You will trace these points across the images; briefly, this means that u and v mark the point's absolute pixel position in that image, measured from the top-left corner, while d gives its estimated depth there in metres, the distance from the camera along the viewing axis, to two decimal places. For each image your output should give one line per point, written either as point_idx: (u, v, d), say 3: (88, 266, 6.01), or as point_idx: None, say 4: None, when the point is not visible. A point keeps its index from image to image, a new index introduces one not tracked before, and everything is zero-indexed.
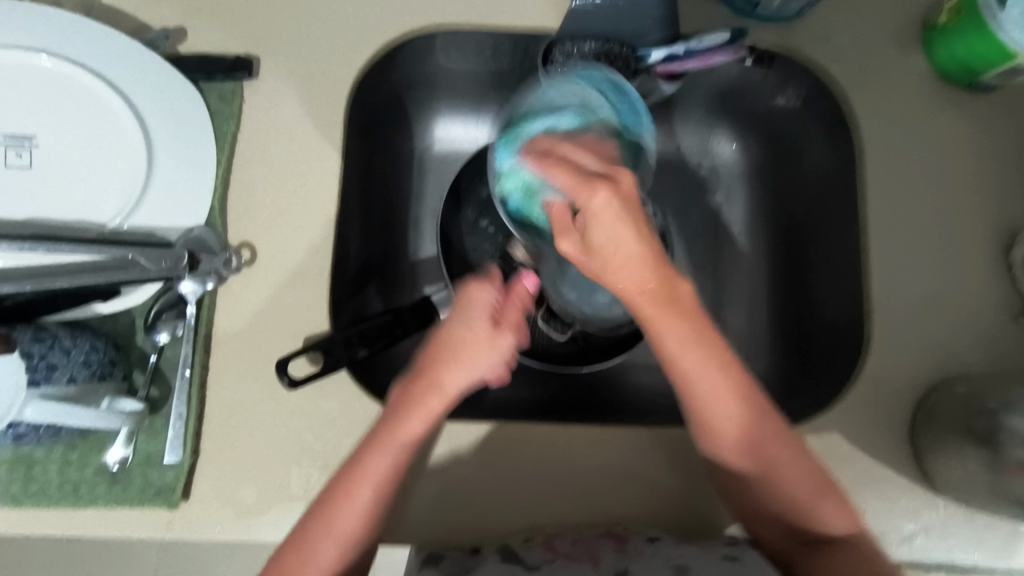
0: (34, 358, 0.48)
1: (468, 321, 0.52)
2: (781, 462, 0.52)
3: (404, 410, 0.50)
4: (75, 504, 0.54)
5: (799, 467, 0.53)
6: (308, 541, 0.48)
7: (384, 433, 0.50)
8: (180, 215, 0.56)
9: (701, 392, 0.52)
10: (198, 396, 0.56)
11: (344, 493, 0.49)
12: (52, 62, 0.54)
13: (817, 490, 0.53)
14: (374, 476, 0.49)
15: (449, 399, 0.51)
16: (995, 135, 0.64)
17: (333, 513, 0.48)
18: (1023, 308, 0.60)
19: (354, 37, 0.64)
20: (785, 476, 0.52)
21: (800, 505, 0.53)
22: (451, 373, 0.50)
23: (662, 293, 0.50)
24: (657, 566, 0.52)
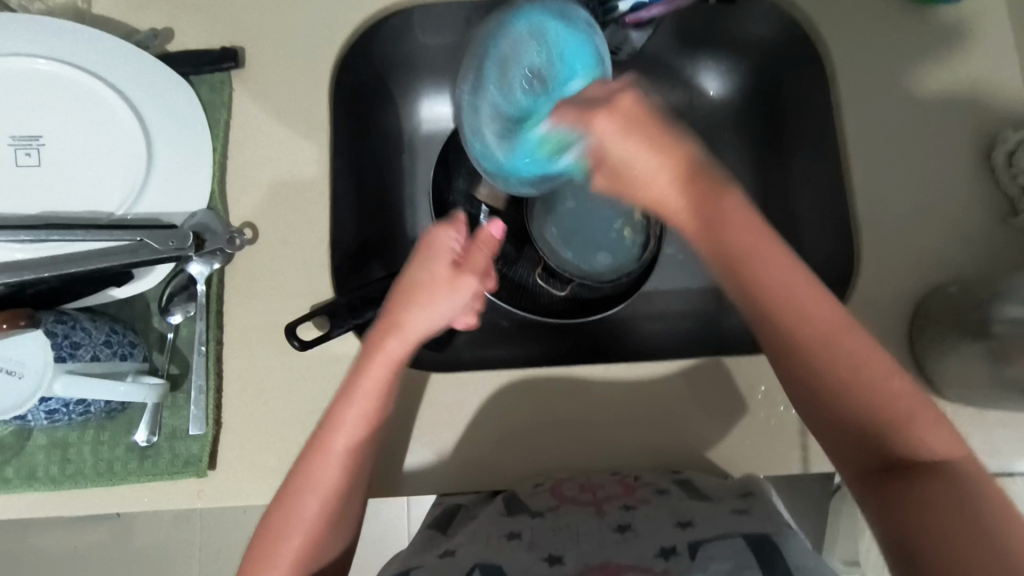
0: (58, 337, 0.51)
1: (427, 264, 0.54)
2: (852, 358, 0.45)
3: (370, 352, 0.53)
4: (108, 481, 0.56)
5: (875, 361, 0.44)
6: (294, 489, 0.50)
7: (352, 382, 0.52)
8: (183, 200, 0.59)
9: (755, 283, 0.46)
10: (215, 370, 0.58)
11: (322, 441, 0.51)
12: (51, 65, 0.57)
13: (905, 411, 0.43)
14: (347, 424, 0.51)
15: (412, 339, 0.53)
16: (965, 45, 0.65)
17: (311, 462, 0.51)
18: (1010, 209, 0.61)
19: (332, 19, 0.67)
20: (874, 400, 0.44)
21: (899, 431, 0.43)
22: (412, 314, 0.53)
23: (694, 193, 0.47)
24: (662, 515, 0.52)
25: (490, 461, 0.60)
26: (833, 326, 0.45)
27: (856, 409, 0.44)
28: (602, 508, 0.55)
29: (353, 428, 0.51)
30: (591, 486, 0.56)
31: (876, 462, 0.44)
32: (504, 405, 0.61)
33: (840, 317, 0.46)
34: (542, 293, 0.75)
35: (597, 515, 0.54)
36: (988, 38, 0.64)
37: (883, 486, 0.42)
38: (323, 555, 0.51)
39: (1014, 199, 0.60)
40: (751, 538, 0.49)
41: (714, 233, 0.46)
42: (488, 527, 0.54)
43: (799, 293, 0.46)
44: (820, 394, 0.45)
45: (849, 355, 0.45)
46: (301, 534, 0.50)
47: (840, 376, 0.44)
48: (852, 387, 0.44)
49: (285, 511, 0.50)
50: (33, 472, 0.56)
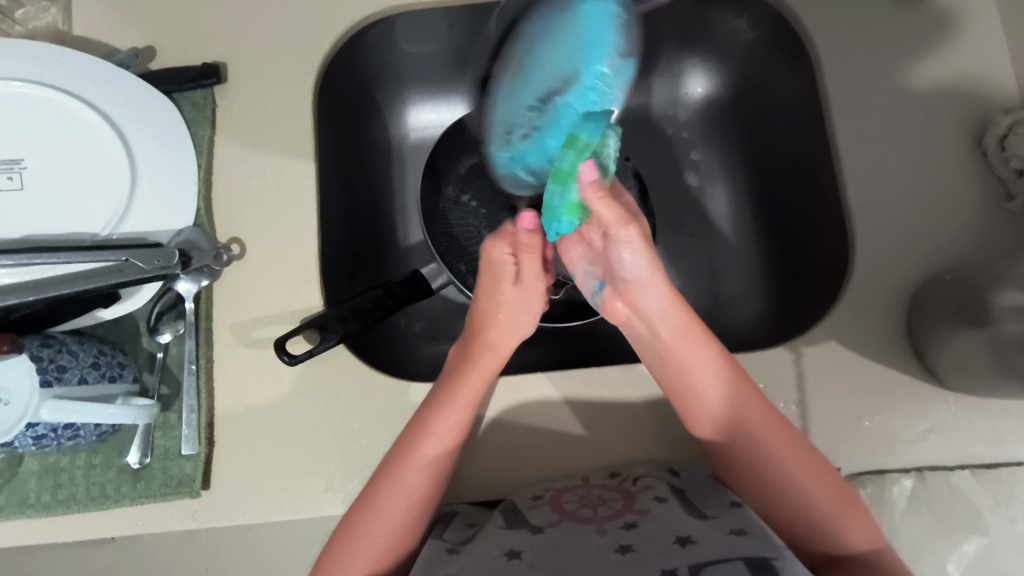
0: (44, 361, 0.50)
1: (499, 283, 0.60)
2: (783, 459, 0.52)
3: (464, 370, 0.57)
4: (101, 505, 0.55)
5: (801, 461, 0.52)
6: (374, 495, 0.53)
7: (442, 395, 0.56)
8: (169, 218, 0.59)
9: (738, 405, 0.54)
10: (206, 388, 0.58)
11: (413, 444, 0.54)
12: (27, 87, 0.57)
13: (837, 497, 0.51)
14: (438, 433, 0.54)
15: (500, 357, 0.59)
16: (950, 30, 0.64)
17: (403, 464, 0.53)
18: (1003, 193, 0.60)
19: (313, 31, 0.67)
20: (797, 486, 0.52)
21: (825, 514, 0.51)
22: (500, 335, 0.60)
23: (689, 332, 0.56)
24: (661, 534, 0.50)
25: (487, 470, 0.59)
26: (767, 430, 0.53)
27: (780, 494, 0.52)
28: (602, 526, 0.53)
29: (444, 441, 0.54)
30: (592, 502, 0.55)
31: (806, 556, 0.52)
32: (500, 412, 0.60)
33: (791, 445, 0.53)
34: None
35: (597, 534, 0.52)
36: (974, 22, 0.64)
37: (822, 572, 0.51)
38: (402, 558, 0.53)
39: (1008, 183, 0.60)
40: (753, 561, 0.45)
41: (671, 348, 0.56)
42: (486, 543, 0.51)
43: (753, 412, 0.54)
44: (767, 488, 0.53)
45: (787, 464, 0.52)
46: (388, 537, 0.52)
47: (767, 474, 0.53)
48: (788, 477, 0.52)
49: (365, 518, 0.52)
50: (25, 499, 0.56)
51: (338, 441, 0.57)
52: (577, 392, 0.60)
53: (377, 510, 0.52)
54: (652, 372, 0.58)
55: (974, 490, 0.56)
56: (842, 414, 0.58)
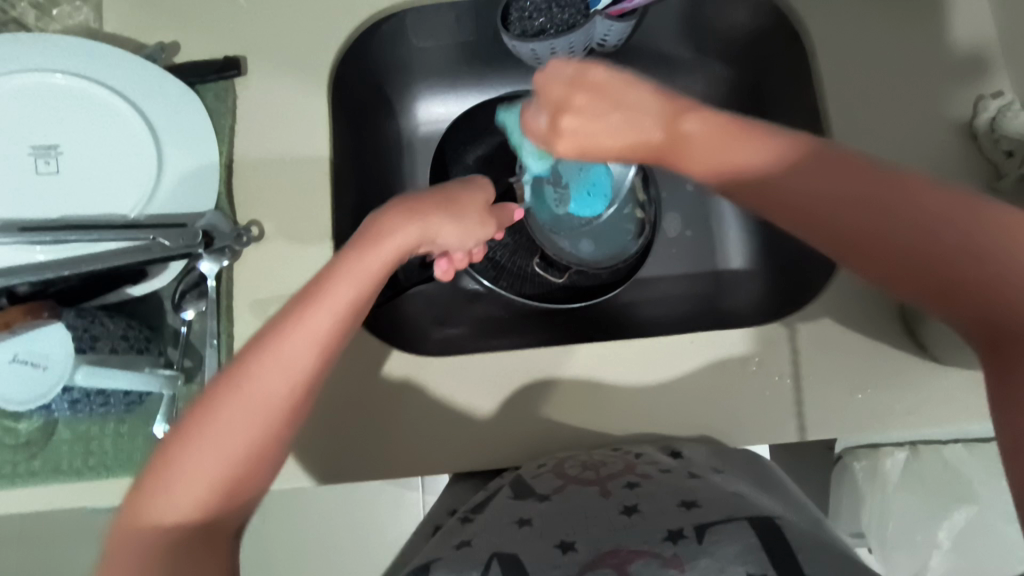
0: (78, 330, 0.54)
1: (451, 192, 0.52)
2: (925, 209, 0.37)
3: (326, 270, 0.45)
4: (129, 471, 0.59)
5: (943, 210, 0.37)
6: (209, 411, 0.41)
7: (312, 300, 0.43)
8: (193, 201, 0.62)
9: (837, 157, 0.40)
10: (227, 362, 0.61)
11: (255, 363, 0.41)
12: (67, 79, 0.61)
13: (1017, 242, 0.35)
14: (294, 342, 0.42)
15: (387, 258, 0.46)
16: (941, 19, 0.66)
17: (236, 384, 0.41)
18: (993, 174, 0.62)
19: (327, 25, 0.70)
20: (956, 253, 0.36)
21: (1009, 278, 0.35)
22: (390, 227, 0.47)
23: (709, 82, 0.44)
24: (664, 496, 0.52)
25: (494, 442, 0.62)
26: (887, 197, 0.38)
27: (911, 254, 0.37)
28: (606, 487, 0.54)
29: (302, 359, 0.42)
30: (594, 465, 0.57)
31: (966, 323, 0.37)
32: (506, 388, 0.62)
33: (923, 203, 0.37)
34: (540, 282, 0.77)
35: (602, 495, 0.54)
36: (965, 10, 0.66)
37: (1001, 350, 0.36)
38: (253, 486, 0.41)
39: (998, 165, 0.61)
40: (756, 521, 0.47)
41: (682, 103, 0.45)
42: (498, 514, 0.54)
43: (828, 158, 0.40)
44: (907, 247, 0.37)
45: (931, 219, 0.37)
46: (233, 461, 0.41)
47: (896, 229, 0.37)
48: (943, 239, 0.36)
49: (207, 427, 0.40)
50: (57, 465, 0.59)
51: None
52: (580, 368, 0.62)
53: (228, 408, 0.41)
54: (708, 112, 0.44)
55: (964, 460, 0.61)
56: (837, 389, 0.60)
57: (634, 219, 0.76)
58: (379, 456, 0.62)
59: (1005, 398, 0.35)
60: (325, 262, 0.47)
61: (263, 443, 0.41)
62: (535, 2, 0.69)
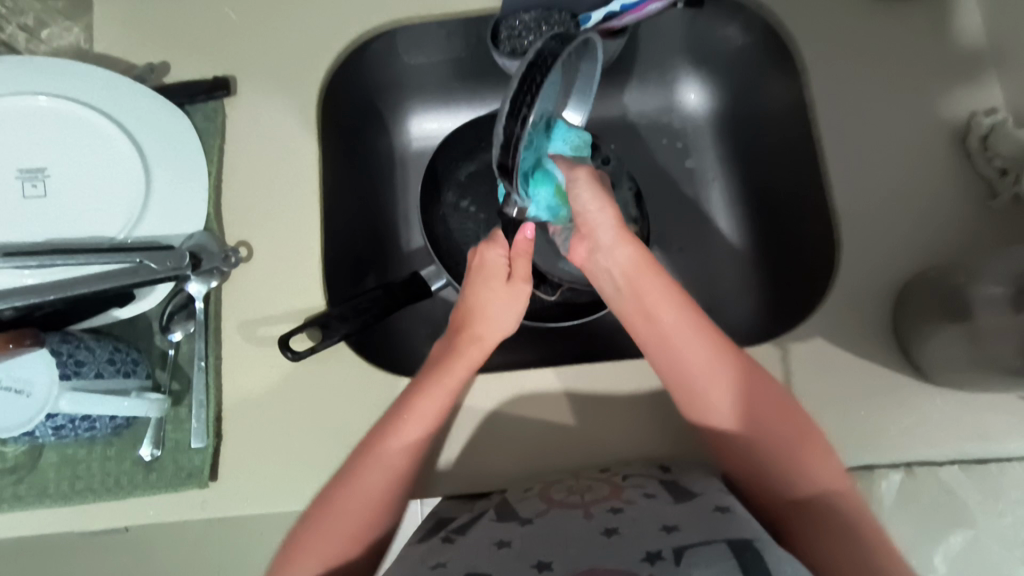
0: (63, 355, 0.53)
1: (488, 277, 0.62)
2: (763, 391, 0.54)
3: (451, 354, 0.58)
4: (116, 495, 0.58)
5: (781, 407, 0.53)
6: (379, 441, 0.54)
7: (418, 391, 0.56)
8: (181, 222, 0.62)
9: (682, 356, 0.55)
10: (215, 384, 0.61)
11: (379, 441, 0.54)
12: (50, 101, 0.61)
13: (803, 440, 0.52)
14: (404, 429, 0.54)
15: (485, 348, 0.60)
16: (933, 35, 0.66)
17: (368, 460, 0.53)
18: (987, 192, 0.61)
19: (316, 44, 0.70)
20: (775, 442, 0.52)
21: (795, 460, 0.51)
22: (495, 309, 0.61)
23: (650, 278, 0.59)
24: (647, 522, 0.51)
25: (485, 465, 0.61)
26: (759, 403, 0.53)
27: (754, 451, 0.53)
28: (590, 510, 0.53)
29: (411, 441, 0.54)
30: (579, 490, 0.56)
31: (772, 509, 0.52)
32: (496, 408, 0.62)
33: (775, 394, 0.54)
34: (532, 299, 0.76)
35: (585, 518, 0.53)
36: (956, 27, 0.65)
37: (787, 518, 0.51)
38: (377, 529, 0.53)
39: (992, 183, 0.61)
40: (734, 543, 0.47)
41: (633, 286, 0.59)
42: (477, 537, 0.53)
43: (709, 350, 0.54)
44: (749, 448, 0.53)
45: (771, 433, 0.52)
46: (379, 496, 0.53)
47: (753, 412, 0.53)
48: (767, 442, 0.52)
49: (355, 480, 0.53)
50: (44, 489, 0.59)
51: (339, 434, 0.59)
52: (571, 389, 0.62)
53: (369, 471, 0.53)
54: (623, 311, 0.61)
55: (962, 483, 0.57)
56: (831, 411, 0.59)
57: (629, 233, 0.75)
58: None
59: (789, 538, 0.51)
60: (430, 353, 0.60)
61: (378, 506, 0.53)
62: (524, 20, 0.68)
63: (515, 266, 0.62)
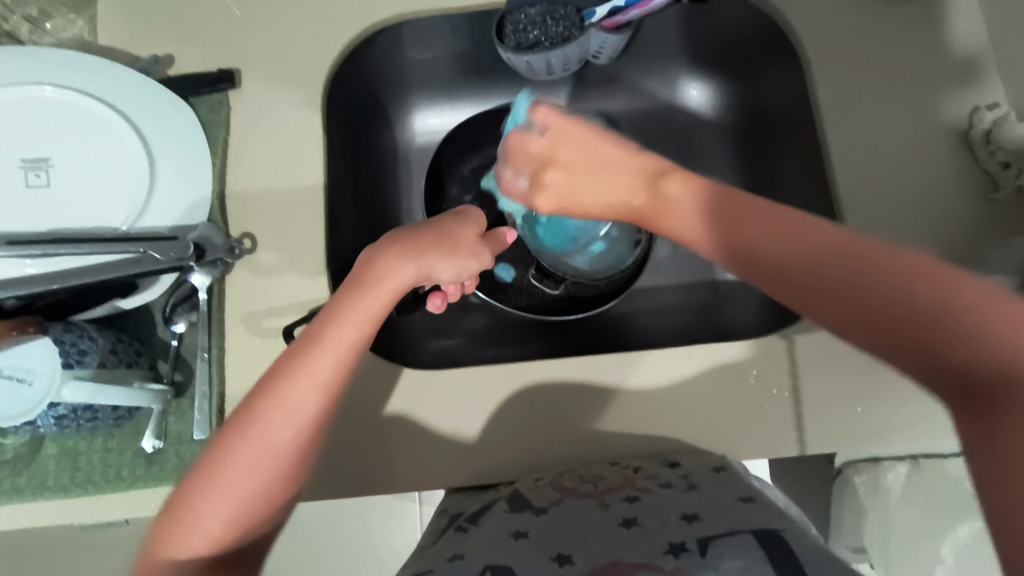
0: (66, 344, 0.53)
1: (461, 225, 0.54)
2: (890, 250, 0.36)
3: (367, 282, 0.46)
4: (117, 487, 0.58)
5: (902, 272, 0.34)
6: (234, 435, 0.41)
7: (326, 322, 0.44)
8: (185, 213, 0.62)
9: (754, 215, 0.40)
10: (218, 375, 0.60)
11: (259, 405, 0.42)
12: (56, 90, 0.61)
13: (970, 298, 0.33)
14: (298, 386, 0.42)
15: (411, 275, 0.48)
16: (935, 31, 0.66)
17: (249, 421, 0.41)
18: (991, 185, 0.62)
19: (321, 38, 0.70)
20: (902, 301, 0.34)
21: (950, 325, 0.33)
22: (439, 263, 0.50)
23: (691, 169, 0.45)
24: (666, 512, 0.51)
25: (490, 457, 0.60)
26: (847, 275, 0.36)
27: (849, 296, 0.35)
28: (604, 499, 0.53)
29: (300, 403, 0.42)
30: (591, 480, 0.56)
31: (936, 374, 0.33)
32: (501, 400, 0.61)
33: (882, 259, 0.35)
34: (536, 293, 0.77)
35: (600, 508, 0.53)
36: (958, 23, 0.66)
37: (962, 404, 0.32)
38: (269, 519, 0.42)
39: (995, 176, 0.61)
40: (760, 533, 0.46)
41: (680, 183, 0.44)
42: (492, 526, 0.53)
43: (760, 231, 0.39)
44: (846, 294, 0.36)
45: (893, 280, 0.35)
46: (259, 479, 0.41)
47: (824, 273, 0.36)
48: (904, 279, 0.34)
49: (216, 478, 0.41)
50: (44, 481, 0.58)
51: None
52: (576, 381, 0.62)
53: (238, 454, 0.41)
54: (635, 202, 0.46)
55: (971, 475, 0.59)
56: (836, 402, 0.59)
57: (633, 224, 0.76)
58: (372, 471, 0.60)
59: (986, 448, 0.31)
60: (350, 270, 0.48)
61: (281, 472, 0.42)
62: (529, 14, 0.68)
63: (488, 239, 0.56)
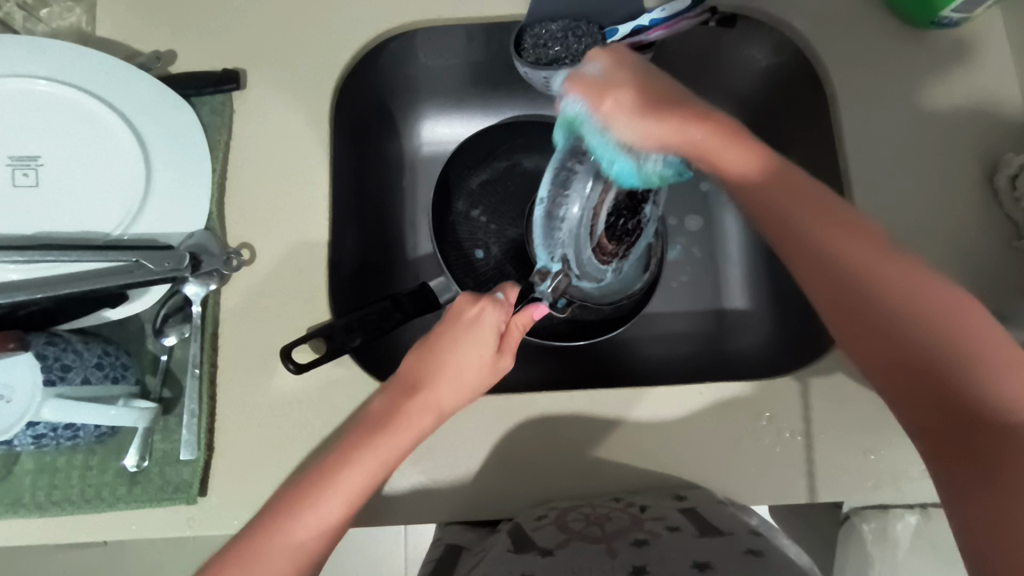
0: (49, 359, 0.50)
1: (467, 347, 0.52)
2: (964, 323, 0.40)
3: (396, 421, 0.51)
4: (95, 508, 0.55)
5: (926, 291, 0.41)
6: (311, 496, 0.48)
7: (362, 450, 0.49)
8: (181, 220, 0.59)
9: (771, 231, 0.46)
10: (209, 394, 0.57)
11: (313, 498, 0.47)
12: (47, 85, 0.58)
13: (959, 304, 0.41)
14: (344, 490, 0.48)
15: (438, 418, 0.52)
16: (966, 68, 0.64)
17: (292, 520, 0.47)
18: (1014, 232, 0.60)
19: (332, 40, 0.67)
20: (927, 317, 0.40)
21: (961, 336, 0.40)
22: (447, 392, 0.52)
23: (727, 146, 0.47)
24: (676, 563, 0.50)
25: (490, 489, 0.58)
26: (863, 258, 0.43)
27: (882, 321, 0.41)
28: (612, 545, 0.52)
29: (352, 500, 0.48)
30: (598, 520, 0.54)
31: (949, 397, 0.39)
32: (506, 430, 0.59)
33: (913, 270, 0.42)
34: (542, 315, 0.74)
35: (609, 555, 0.52)
36: (987, 63, 0.64)
37: (966, 435, 0.38)
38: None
39: (1019, 223, 0.60)
40: None
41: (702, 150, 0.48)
42: (498, 564, 0.51)
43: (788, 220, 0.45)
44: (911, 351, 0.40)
45: (942, 320, 0.40)
46: (317, 544, 0.47)
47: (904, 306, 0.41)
48: (954, 343, 0.39)
49: (247, 565, 0.45)
50: (18, 498, 0.55)
51: None
52: (583, 415, 0.59)
53: (272, 548, 0.46)
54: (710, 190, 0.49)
55: None
56: (848, 448, 0.57)
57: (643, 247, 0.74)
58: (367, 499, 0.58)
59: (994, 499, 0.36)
60: (372, 407, 0.52)
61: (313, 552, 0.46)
62: (551, 29, 0.66)
63: (505, 338, 0.54)
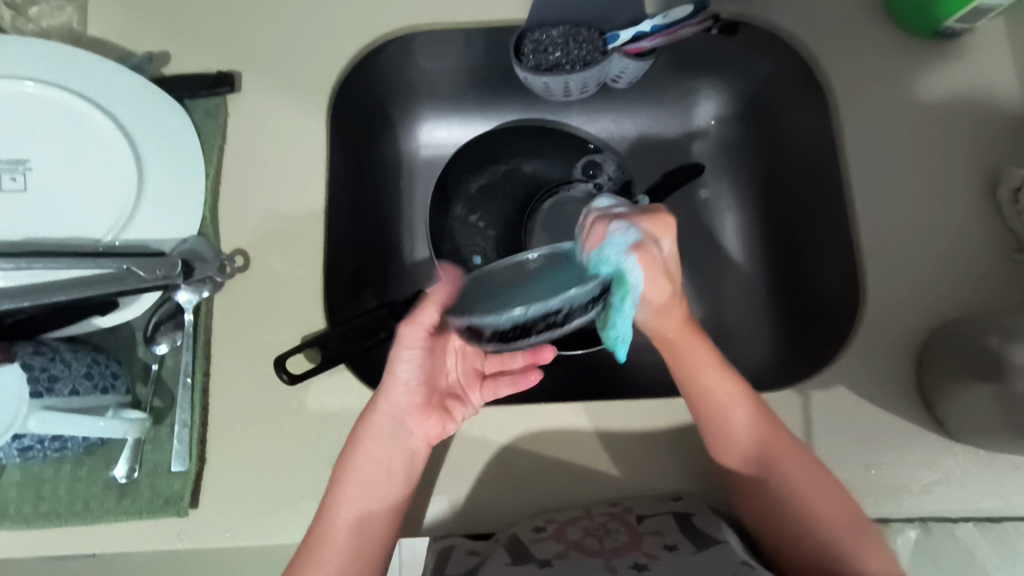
0: (35, 370, 0.48)
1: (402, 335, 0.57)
2: (837, 522, 0.51)
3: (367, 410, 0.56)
4: (84, 520, 0.54)
5: (817, 486, 0.52)
6: (335, 486, 0.53)
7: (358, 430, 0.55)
8: (173, 226, 0.58)
9: (710, 401, 0.54)
10: (201, 404, 0.56)
11: (338, 478, 0.53)
12: (36, 87, 0.56)
13: (845, 513, 0.51)
14: (351, 473, 0.53)
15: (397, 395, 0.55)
16: (969, 78, 0.64)
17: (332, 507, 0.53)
18: (1016, 245, 0.60)
19: (329, 43, 0.66)
20: (820, 520, 0.51)
21: (821, 524, 0.51)
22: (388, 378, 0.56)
23: (689, 340, 0.55)
24: None
25: (486, 502, 0.57)
26: (783, 438, 0.53)
27: (784, 495, 0.52)
28: (612, 563, 0.51)
29: (358, 481, 0.53)
30: (597, 533, 0.53)
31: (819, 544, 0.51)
32: (504, 440, 0.58)
33: (815, 473, 0.52)
34: None
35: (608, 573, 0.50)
36: (990, 73, 0.64)
37: None
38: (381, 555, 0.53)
39: (1021, 236, 0.59)
40: None
41: (667, 345, 0.55)
42: None
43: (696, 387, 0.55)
44: (796, 529, 0.52)
45: (826, 510, 0.51)
46: (346, 527, 0.52)
47: (827, 517, 0.51)
48: (829, 526, 0.51)
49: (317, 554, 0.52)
50: (5, 510, 0.54)
51: (334, 463, 0.55)
52: (583, 427, 0.58)
53: (330, 535, 0.52)
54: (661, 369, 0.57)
55: (977, 543, 0.55)
56: (848, 461, 0.57)
57: None
58: None
59: None
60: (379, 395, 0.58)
61: (353, 541, 0.52)
62: (551, 35, 0.66)
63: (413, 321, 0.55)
